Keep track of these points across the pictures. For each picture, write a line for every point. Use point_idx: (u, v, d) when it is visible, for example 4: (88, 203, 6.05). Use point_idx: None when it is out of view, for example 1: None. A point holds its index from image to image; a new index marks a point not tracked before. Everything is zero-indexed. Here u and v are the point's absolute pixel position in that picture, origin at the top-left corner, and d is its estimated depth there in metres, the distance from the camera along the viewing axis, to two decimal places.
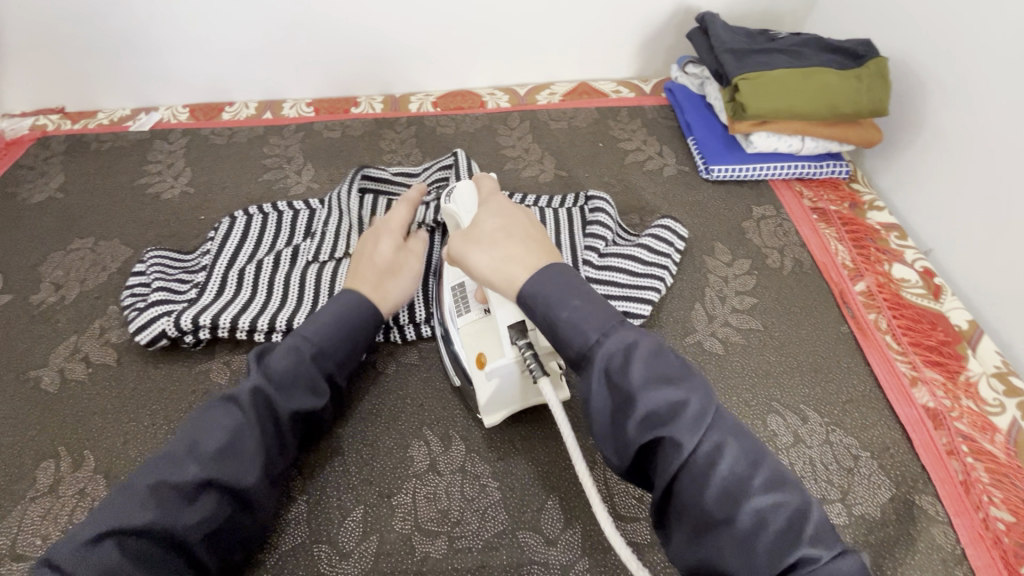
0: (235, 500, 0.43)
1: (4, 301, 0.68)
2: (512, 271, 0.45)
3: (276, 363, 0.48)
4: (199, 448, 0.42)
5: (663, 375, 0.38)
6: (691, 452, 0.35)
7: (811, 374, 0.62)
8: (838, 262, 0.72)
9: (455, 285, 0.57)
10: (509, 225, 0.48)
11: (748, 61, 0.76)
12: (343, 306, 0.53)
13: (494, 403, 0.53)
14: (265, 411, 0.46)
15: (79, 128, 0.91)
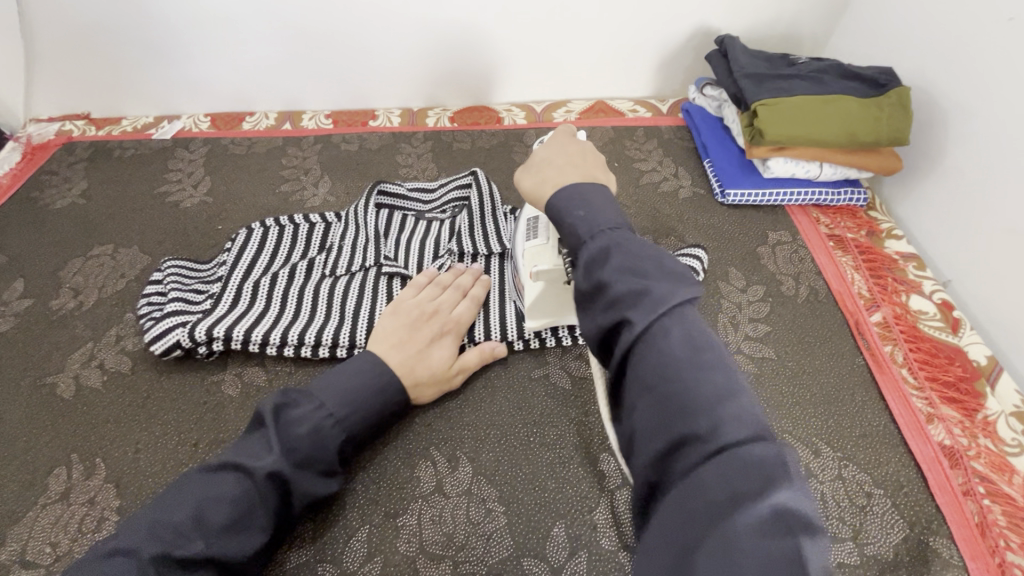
0: (227, 574, 0.44)
1: (24, 305, 0.69)
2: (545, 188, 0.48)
3: (296, 437, 0.48)
4: (206, 522, 0.43)
5: (659, 318, 0.34)
6: (653, 371, 0.33)
7: (824, 407, 0.61)
8: (854, 291, 0.71)
9: (531, 216, 0.64)
10: (557, 156, 0.51)
11: (767, 86, 0.76)
12: (368, 365, 0.54)
13: (535, 307, 0.62)
14: (277, 488, 0.46)
15: (103, 135, 0.93)
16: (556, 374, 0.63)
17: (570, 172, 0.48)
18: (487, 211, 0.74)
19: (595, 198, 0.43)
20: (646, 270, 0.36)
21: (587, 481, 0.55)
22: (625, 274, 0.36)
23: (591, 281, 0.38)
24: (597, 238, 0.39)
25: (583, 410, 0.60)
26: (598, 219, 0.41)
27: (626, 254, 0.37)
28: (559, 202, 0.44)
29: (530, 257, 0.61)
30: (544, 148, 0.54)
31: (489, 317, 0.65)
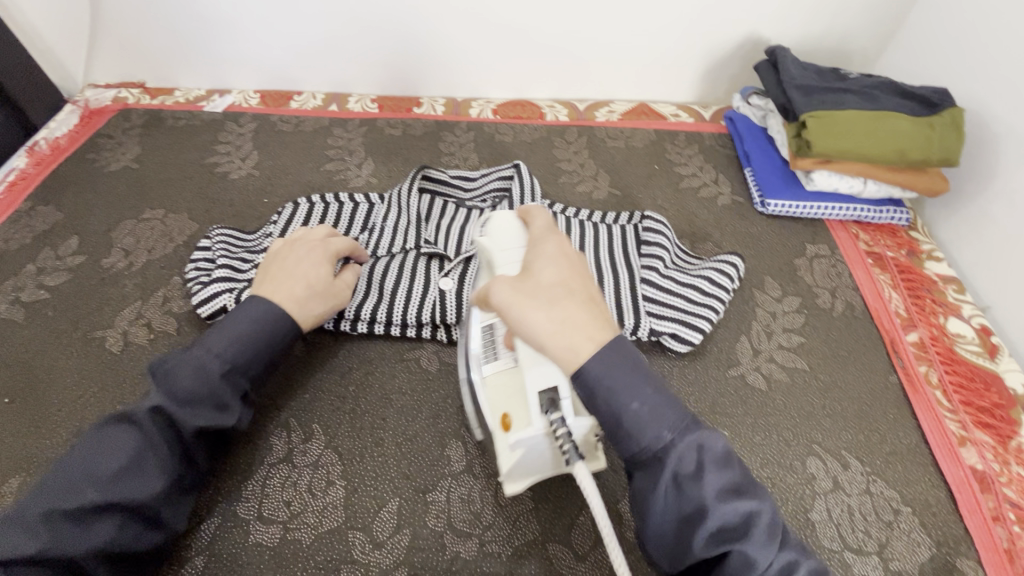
0: (138, 517, 0.43)
1: (78, 261, 0.71)
2: (576, 341, 0.40)
3: (178, 383, 0.46)
4: (95, 471, 0.42)
5: (775, 556, 0.37)
6: None
7: (855, 420, 0.61)
8: (891, 310, 0.71)
9: (542, 391, 0.45)
10: (569, 282, 0.43)
11: (818, 98, 0.75)
12: (242, 321, 0.51)
13: (518, 471, 0.49)
14: (167, 428, 0.45)
15: (157, 104, 0.95)
16: None
17: (586, 313, 0.41)
18: None
19: (638, 376, 0.40)
20: (742, 489, 0.38)
21: (614, 474, 0.56)
22: (719, 495, 0.37)
23: (688, 503, 0.37)
24: (684, 441, 0.38)
25: None
26: (668, 419, 0.39)
27: (717, 464, 0.38)
28: (596, 382, 0.39)
29: (520, 440, 0.46)
30: (546, 262, 0.45)
31: None
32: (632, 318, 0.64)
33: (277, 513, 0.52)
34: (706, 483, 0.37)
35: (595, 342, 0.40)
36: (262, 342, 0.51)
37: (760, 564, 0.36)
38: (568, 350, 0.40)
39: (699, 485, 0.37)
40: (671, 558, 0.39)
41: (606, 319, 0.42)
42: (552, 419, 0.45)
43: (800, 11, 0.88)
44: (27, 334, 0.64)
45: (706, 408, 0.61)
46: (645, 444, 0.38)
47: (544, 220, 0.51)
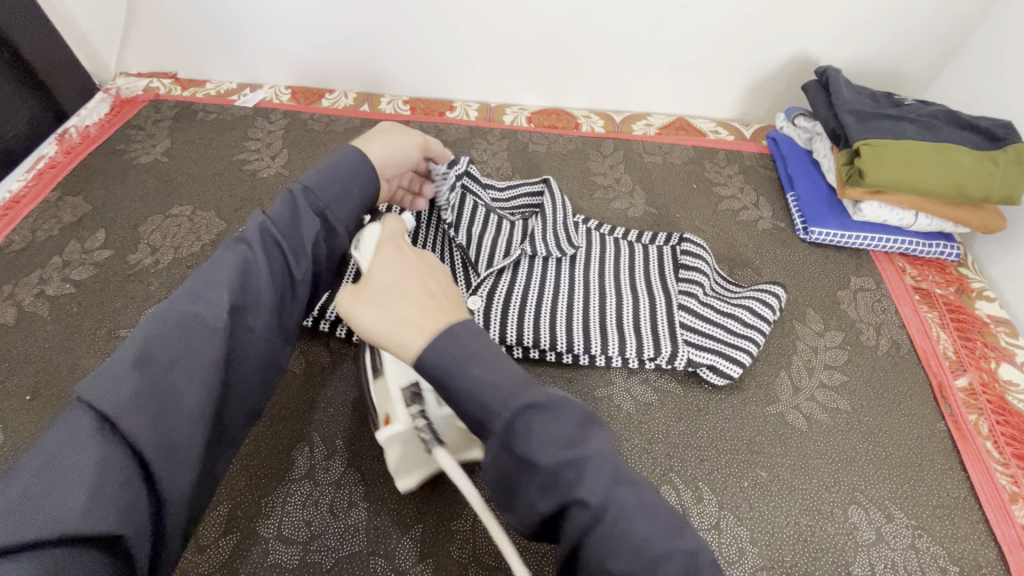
0: (254, 342, 0.39)
1: (104, 256, 0.70)
2: (406, 332, 0.39)
3: (273, 214, 0.43)
4: (211, 282, 0.38)
5: (610, 499, 0.34)
6: (619, 559, 0.33)
7: (900, 469, 0.58)
8: (940, 351, 0.67)
9: (406, 387, 0.47)
10: (405, 278, 0.42)
11: (872, 125, 0.72)
12: (339, 165, 0.48)
13: (402, 464, 0.50)
14: (274, 258, 0.42)
15: (188, 96, 0.94)
16: (621, 397, 0.61)
17: (424, 305, 0.40)
18: (561, 218, 0.72)
19: (462, 340, 0.38)
20: (577, 438, 0.35)
21: None
22: (551, 447, 0.34)
23: (519, 457, 0.35)
24: (511, 406, 0.35)
25: (647, 439, 0.58)
26: (494, 375, 0.36)
27: (544, 416, 0.35)
28: (438, 372, 0.37)
29: (389, 441, 0.47)
30: (382, 265, 0.44)
31: (556, 327, 0.63)
32: (669, 345, 0.62)
33: (298, 533, 0.50)
34: (535, 437, 0.35)
35: (425, 330, 0.38)
36: (358, 199, 0.48)
37: (595, 504, 0.34)
38: (400, 342, 0.39)
39: (528, 441, 0.35)
40: (521, 517, 0.37)
41: (451, 305, 0.41)
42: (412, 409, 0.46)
43: (853, 32, 0.84)
44: (50, 330, 0.63)
45: (742, 445, 0.58)
46: (474, 409, 0.36)
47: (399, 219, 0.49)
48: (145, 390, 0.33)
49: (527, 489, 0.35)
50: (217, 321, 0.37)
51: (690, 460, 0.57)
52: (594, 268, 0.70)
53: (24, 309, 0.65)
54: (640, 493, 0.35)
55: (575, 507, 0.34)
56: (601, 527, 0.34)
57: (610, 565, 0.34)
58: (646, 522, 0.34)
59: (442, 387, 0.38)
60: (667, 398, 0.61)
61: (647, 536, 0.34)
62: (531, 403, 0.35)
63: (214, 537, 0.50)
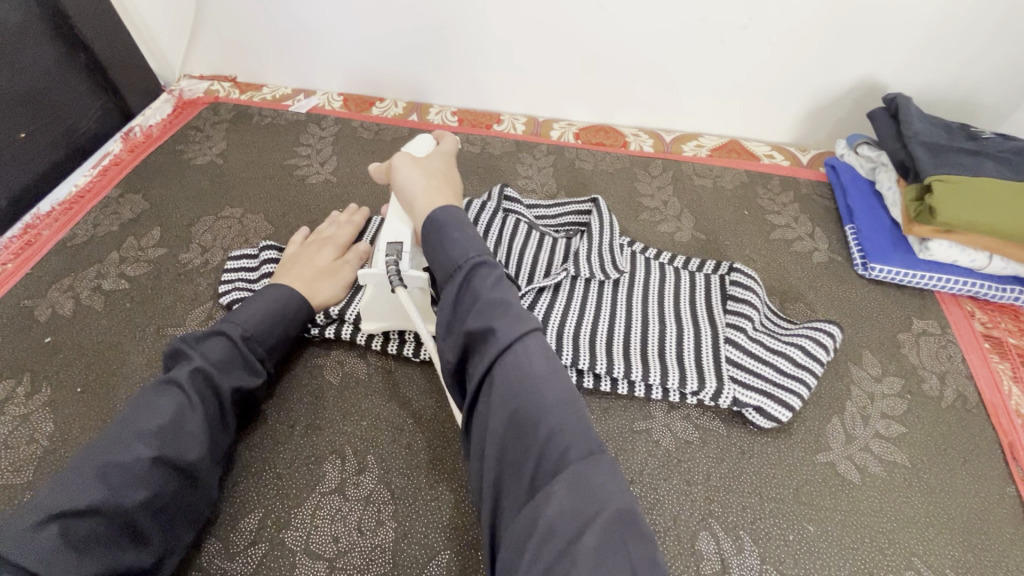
0: (182, 475, 0.46)
1: (158, 254, 0.73)
2: (433, 198, 0.56)
3: (210, 351, 0.53)
4: (141, 428, 0.46)
5: (518, 340, 0.42)
6: (509, 382, 0.41)
7: (963, 534, 0.54)
8: (1012, 408, 0.62)
9: (393, 240, 0.58)
10: (447, 172, 0.61)
11: (945, 160, 0.68)
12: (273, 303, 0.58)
13: (371, 308, 0.61)
14: (205, 390, 0.50)
15: (245, 99, 0.97)
16: (660, 432, 0.59)
17: (452, 195, 0.58)
18: (605, 239, 0.70)
19: (464, 224, 0.52)
20: (510, 295, 0.45)
21: (682, 559, 0.51)
22: (490, 291, 0.45)
23: (465, 295, 0.46)
24: (467, 262, 0.47)
25: (686, 479, 0.56)
26: (474, 246, 0.49)
27: (494, 280, 0.46)
28: (441, 219, 0.52)
29: (366, 276, 0.58)
30: (434, 156, 0.62)
31: (596, 352, 0.61)
32: (713, 380, 0.59)
33: (325, 549, 0.50)
34: (480, 287, 0.46)
35: (448, 199, 0.56)
36: (285, 323, 0.58)
37: (505, 337, 0.42)
38: (428, 201, 0.55)
39: (481, 281, 0.46)
40: (450, 344, 0.45)
41: (459, 196, 0.58)
42: (388, 259, 0.57)
43: (927, 59, 0.80)
44: (103, 323, 0.65)
45: (789, 495, 0.55)
46: (448, 262, 0.49)
47: (450, 146, 0.65)
48: (68, 539, 0.40)
49: (461, 316, 0.45)
50: (141, 462, 0.44)
51: (731, 507, 0.54)
52: (638, 294, 0.67)
53: (82, 302, 0.67)
54: (549, 356, 0.43)
55: (489, 336, 0.42)
56: (505, 359, 0.41)
57: (500, 388, 0.41)
58: (547, 369, 0.42)
59: (431, 244, 0.51)
60: (709, 437, 0.59)
61: (541, 379, 0.41)
62: (490, 266, 0.48)
63: (244, 545, 0.50)
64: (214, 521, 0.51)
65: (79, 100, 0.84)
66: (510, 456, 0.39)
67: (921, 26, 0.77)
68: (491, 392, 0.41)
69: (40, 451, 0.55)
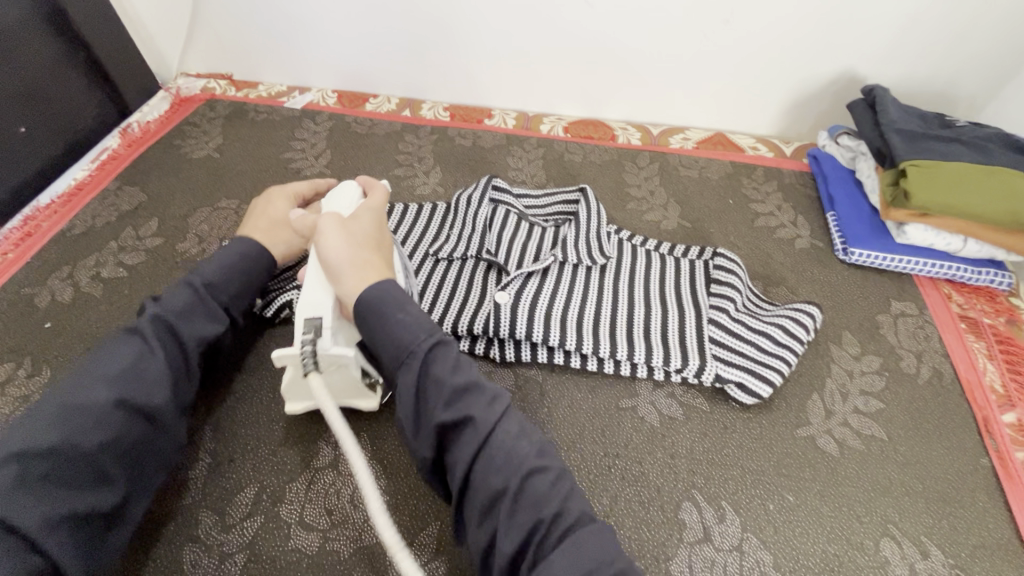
0: (143, 419, 0.46)
1: (155, 243, 0.74)
2: (356, 276, 0.49)
3: (171, 301, 0.52)
4: (103, 374, 0.46)
5: (496, 422, 0.42)
6: (501, 464, 0.41)
7: (937, 502, 0.56)
8: (986, 384, 0.64)
9: (309, 317, 0.50)
10: (375, 238, 0.53)
11: (919, 146, 0.70)
12: (235, 252, 0.57)
13: (294, 388, 0.55)
14: (168, 340, 0.50)
15: (241, 97, 0.99)
16: (645, 409, 0.60)
17: (380, 265, 0.51)
18: (592, 225, 0.72)
19: (405, 301, 0.47)
20: (471, 373, 0.45)
21: (665, 528, 0.53)
22: (453, 374, 0.44)
23: (428, 381, 0.43)
24: (422, 345, 0.44)
25: (670, 453, 0.57)
26: (423, 325, 0.46)
27: (454, 363, 0.45)
28: (376, 301, 0.47)
29: (281, 359, 0.51)
30: (366, 212, 0.55)
31: (583, 332, 0.63)
32: (696, 359, 0.61)
33: (319, 521, 0.51)
34: (438, 377, 0.43)
35: (379, 273, 0.49)
36: (248, 272, 0.57)
37: (485, 426, 0.42)
38: (353, 282, 0.48)
39: (437, 366, 0.44)
40: (424, 442, 0.43)
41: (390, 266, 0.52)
42: (304, 341, 0.50)
43: (904, 51, 0.82)
44: (101, 309, 0.67)
45: (769, 467, 0.57)
46: (398, 347, 0.45)
47: (379, 198, 0.58)
48: (29, 476, 0.40)
49: (433, 407, 0.42)
50: (102, 407, 0.44)
51: (714, 479, 0.56)
52: (624, 278, 0.69)
53: (80, 289, 0.69)
54: (524, 428, 0.44)
55: (468, 426, 0.42)
56: (488, 447, 0.41)
57: (491, 477, 0.40)
58: (523, 441, 0.43)
59: (368, 330, 0.46)
60: (692, 414, 0.60)
61: (522, 454, 0.42)
62: (445, 344, 0.45)
63: (239, 518, 0.51)
64: (209, 494, 0.53)
65: (77, 96, 0.86)
66: (510, 536, 0.39)
67: (897, 18, 0.79)
68: (480, 479, 0.41)
69: None
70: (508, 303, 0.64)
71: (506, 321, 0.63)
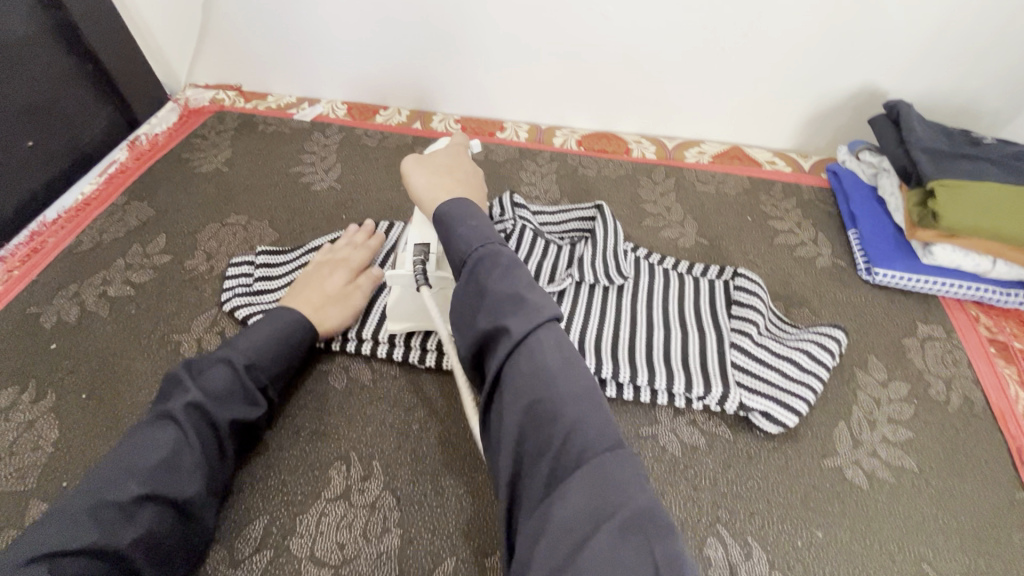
0: (177, 512, 0.45)
1: (163, 260, 0.73)
2: (435, 193, 0.56)
3: (209, 381, 0.51)
4: (134, 467, 0.45)
5: (533, 333, 0.41)
6: (528, 373, 0.40)
7: (974, 540, 0.53)
8: (1019, 413, 0.62)
9: (419, 243, 0.59)
10: (456, 167, 0.60)
11: (947, 165, 0.68)
12: (274, 330, 0.57)
13: (398, 312, 0.61)
14: (203, 425, 0.49)
15: (250, 108, 0.98)
16: (666, 437, 0.59)
17: (457, 185, 0.57)
18: (609, 244, 0.70)
19: (476, 215, 0.51)
20: (518, 283, 0.44)
21: None
22: (503, 284, 0.44)
23: (476, 288, 0.45)
24: (476, 255, 0.47)
25: (693, 485, 0.55)
26: (479, 237, 0.48)
27: (502, 269, 0.45)
28: (445, 215, 0.51)
29: (394, 278, 0.59)
30: (445, 153, 0.62)
31: (602, 357, 0.61)
32: (719, 385, 0.59)
33: (330, 556, 0.49)
34: (488, 279, 0.45)
35: (452, 193, 0.55)
36: (286, 349, 0.57)
37: (518, 333, 0.41)
38: (432, 198, 0.56)
39: (487, 271, 0.45)
40: (462, 337, 0.45)
41: (468, 186, 0.57)
42: (415, 258, 0.58)
43: (928, 65, 0.80)
44: (108, 330, 0.65)
45: (797, 501, 0.55)
46: (458, 252, 0.48)
47: (463, 143, 0.66)
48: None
49: (475, 308, 0.44)
50: (132, 503, 0.43)
51: (740, 513, 0.54)
52: (642, 299, 0.67)
53: (87, 309, 0.67)
54: (564, 346, 0.42)
55: (501, 330, 0.42)
56: (519, 351, 0.41)
57: (518, 382, 0.40)
58: (562, 365, 0.40)
59: (443, 242, 0.51)
60: (715, 442, 0.58)
61: (557, 374, 0.40)
62: (498, 254, 0.46)
63: (248, 552, 0.50)
64: (218, 527, 0.51)
65: (85, 110, 0.85)
66: (525, 445, 0.39)
67: (921, 32, 0.77)
68: (509, 385, 0.40)
69: (44, 459, 0.54)
70: None
71: None
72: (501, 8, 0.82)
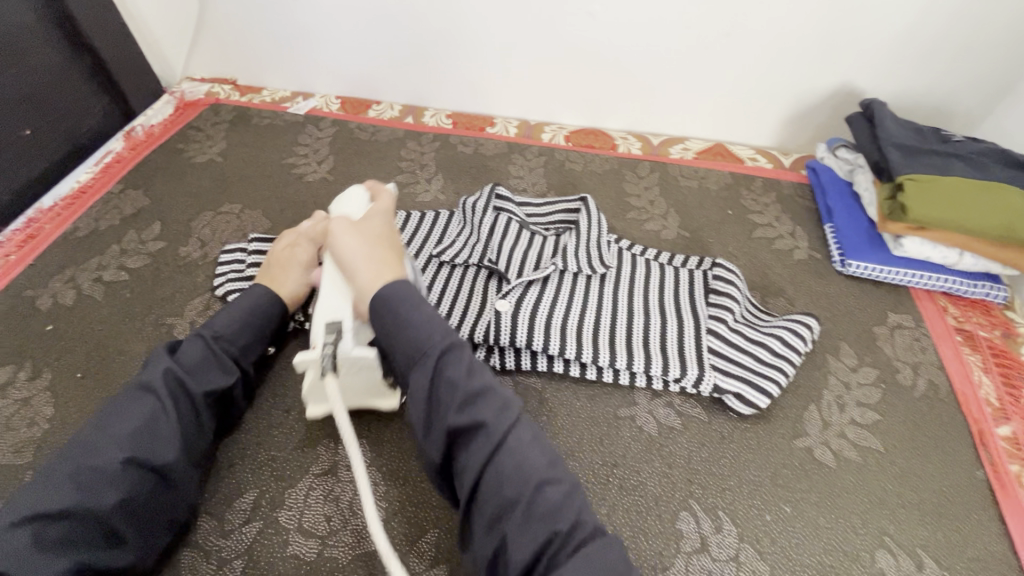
0: (156, 478, 0.47)
1: (158, 247, 0.75)
2: (376, 272, 0.51)
3: (183, 354, 0.53)
4: (114, 435, 0.46)
5: (506, 431, 0.43)
6: (508, 468, 0.42)
7: (934, 515, 0.56)
8: (981, 397, 0.65)
9: (329, 320, 0.52)
10: (389, 236, 0.56)
11: (916, 161, 0.71)
12: (245, 306, 0.58)
13: (311, 395, 0.55)
14: (179, 395, 0.50)
15: (245, 101, 1.00)
16: (644, 419, 0.61)
17: (397, 261, 0.53)
18: (593, 234, 0.73)
19: (421, 302, 0.49)
20: (485, 377, 0.46)
21: (663, 538, 0.53)
22: (466, 381, 0.44)
23: (441, 391, 0.44)
24: (436, 347, 0.46)
25: (668, 464, 0.58)
26: (437, 327, 0.47)
27: (467, 365, 0.46)
28: (390, 304, 0.48)
29: (301, 363, 0.52)
30: (380, 215, 0.58)
31: (582, 341, 0.63)
32: (695, 369, 0.61)
33: (317, 527, 0.51)
34: (451, 380, 0.44)
35: (394, 272, 0.51)
36: (260, 323, 0.59)
37: (496, 431, 0.43)
38: (371, 279, 0.51)
39: (451, 370, 0.45)
40: (432, 444, 0.44)
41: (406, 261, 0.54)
42: (325, 342, 0.51)
43: (904, 65, 0.83)
44: (103, 313, 0.67)
45: (766, 478, 0.57)
46: (412, 347, 0.46)
47: (387, 203, 0.60)
48: (44, 540, 0.41)
49: (445, 409, 0.43)
50: (112, 469, 0.44)
51: (712, 489, 0.56)
52: (623, 288, 0.70)
53: (83, 292, 0.69)
54: (531, 433, 0.45)
55: (478, 431, 0.43)
56: (498, 454, 0.42)
57: (502, 485, 0.41)
58: (532, 451, 0.43)
59: (389, 331, 0.48)
60: (690, 424, 0.61)
61: (530, 462, 0.42)
62: (460, 348, 0.47)
63: (238, 523, 0.52)
64: (210, 500, 0.53)
65: (82, 100, 0.86)
66: (522, 543, 0.40)
67: (895, 33, 0.80)
68: (491, 485, 0.41)
69: (40, 434, 0.56)
70: (508, 309, 0.64)
71: (506, 329, 0.63)
72: (490, 5, 0.85)
